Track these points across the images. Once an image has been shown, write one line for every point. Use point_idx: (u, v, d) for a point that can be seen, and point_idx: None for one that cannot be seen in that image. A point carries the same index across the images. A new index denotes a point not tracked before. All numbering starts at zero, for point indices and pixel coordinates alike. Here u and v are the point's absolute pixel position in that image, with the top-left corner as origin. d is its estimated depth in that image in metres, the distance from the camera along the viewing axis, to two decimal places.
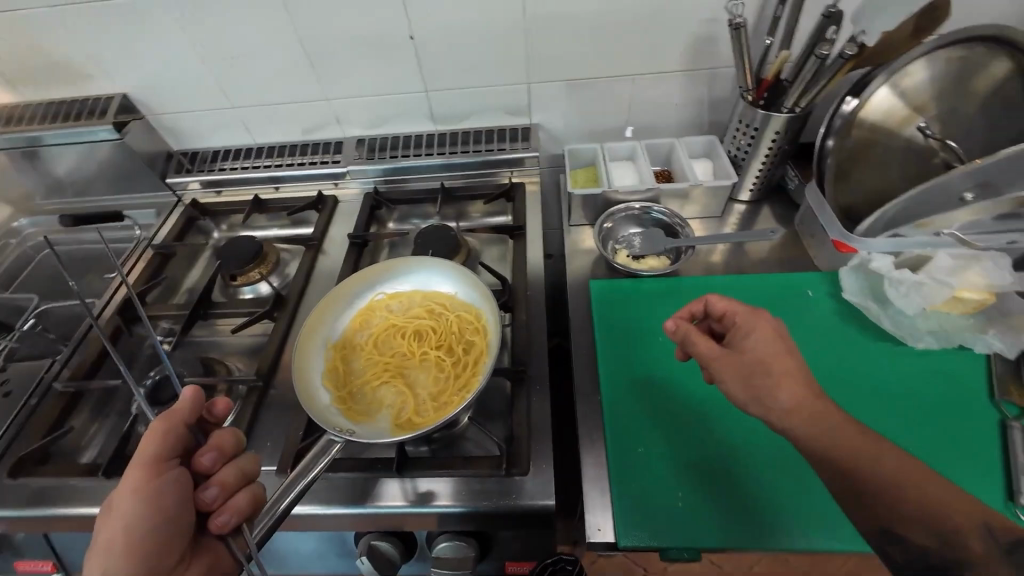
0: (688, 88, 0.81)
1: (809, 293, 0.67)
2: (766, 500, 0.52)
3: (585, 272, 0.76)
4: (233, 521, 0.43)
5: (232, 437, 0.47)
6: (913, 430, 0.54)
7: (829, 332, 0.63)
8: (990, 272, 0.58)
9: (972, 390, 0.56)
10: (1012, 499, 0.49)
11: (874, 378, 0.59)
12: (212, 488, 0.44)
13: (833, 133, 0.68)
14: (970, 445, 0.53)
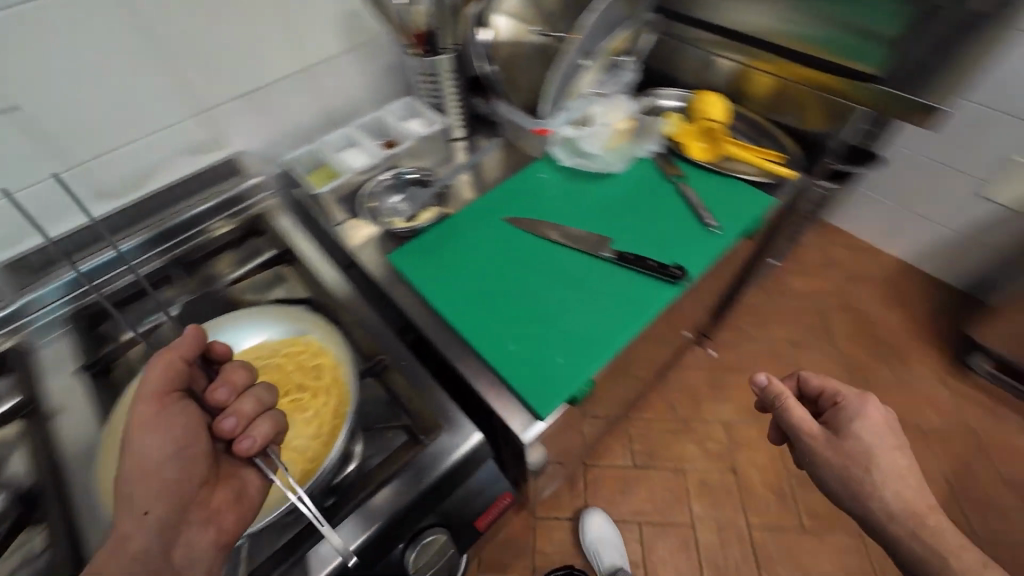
0: (363, 64, 0.87)
1: (543, 175, 0.84)
2: (606, 317, 0.66)
3: (376, 254, 0.76)
4: (258, 443, 0.50)
5: (243, 374, 0.54)
6: (646, 220, 0.76)
7: (569, 191, 0.81)
8: (622, 107, 0.85)
9: (656, 179, 0.82)
10: (706, 225, 0.75)
11: (609, 204, 0.79)
12: (230, 417, 0.50)
13: (487, 58, 0.82)
14: (673, 210, 0.77)
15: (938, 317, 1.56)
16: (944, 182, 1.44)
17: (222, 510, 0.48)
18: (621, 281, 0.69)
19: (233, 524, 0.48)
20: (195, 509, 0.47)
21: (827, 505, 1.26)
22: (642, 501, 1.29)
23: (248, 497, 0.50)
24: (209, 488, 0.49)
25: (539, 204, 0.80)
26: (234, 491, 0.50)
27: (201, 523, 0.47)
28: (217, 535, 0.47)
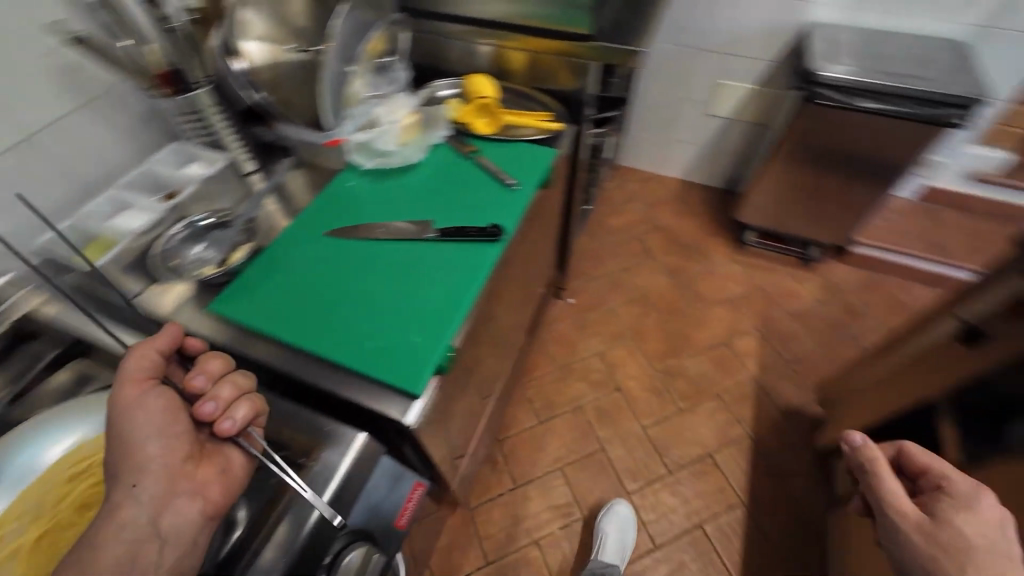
0: (106, 121, 0.79)
1: (350, 184, 0.86)
2: (446, 285, 0.71)
3: (193, 314, 0.69)
4: (239, 424, 0.55)
5: (220, 363, 0.57)
6: (456, 195, 0.83)
7: (380, 191, 0.84)
8: (404, 102, 0.90)
9: (455, 160, 0.90)
10: (506, 184, 0.85)
11: (420, 191, 0.84)
12: (211, 402, 0.54)
13: (250, 87, 0.80)
14: (477, 180, 0.86)
15: (715, 214, 1.99)
16: (685, 110, 1.88)
17: (208, 482, 0.53)
18: (450, 251, 0.75)
19: (219, 494, 0.53)
20: (183, 480, 0.51)
21: (690, 385, 1.54)
22: (556, 448, 1.41)
23: (232, 468, 0.55)
24: (194, 462, 0.53)
25: (355, 212, 0.81)
26: (221, 465, 0.55)
27: (188, 493, 0.51)
28: (203, 505, 0.52)
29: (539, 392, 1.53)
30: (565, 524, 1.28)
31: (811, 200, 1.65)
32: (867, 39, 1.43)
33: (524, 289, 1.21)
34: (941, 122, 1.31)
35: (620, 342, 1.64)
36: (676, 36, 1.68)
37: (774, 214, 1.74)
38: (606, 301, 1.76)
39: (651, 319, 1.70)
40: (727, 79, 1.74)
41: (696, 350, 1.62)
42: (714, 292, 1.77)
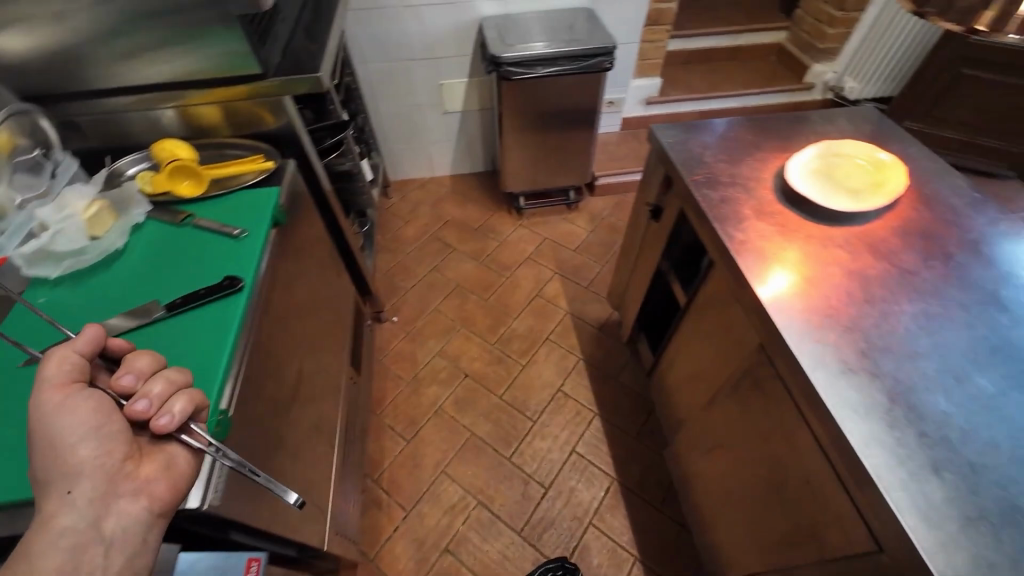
0: None
1: (41, 299, 0.74)
2: (191, 353, 0.67)
3: None
4: (177, 418, 0.52)
5: (147, 361, 0.55)
6: (180, 263, 0.79)
7: (86, 291, 0.75)
8: (78, 191, 0.80)
9: (169, 230, 0.85)
10: (234, 234, 0.83)
11: (135, 274, 0.77)
12: (142, 400, 0.51)
13: None
14: (200, 241, 0.83)
15: (490, 194, 2.21)
16: (424, 113, 2.04)
17: (152, 480, 0.50)
18: (188, 319, 0.71)
19: (165, 491, 0.51)
20: (121, 482, 0.49)
21: (523, 341, 1.71)
22: (432, 456, 1.44)
23: (177, 467, 0.52)
24: (135, 461, 0.50)
25: (57, 325, 0.71)
26: (165, 461, 0.52)
27: (130, 495, 0.48)
28: (150, 502, 0.49)
29: (397, 415, 1.53)
30: (466, 517, 1.32)
31: (548, 156, 1.96)
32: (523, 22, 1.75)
33: (328, 325, 1.20)
34: (599, 68, 1.66)
35: (453, 334, 1.74)
36: (383, 52, 1.81)
37: (529, 176, 2.02)
38: (427, 304, 1.83)
39: (472, 303, 1.83)
40: (445, 78, 1.93)
41: (517, 311, 1.80)
42: (513, 258, 1.98)
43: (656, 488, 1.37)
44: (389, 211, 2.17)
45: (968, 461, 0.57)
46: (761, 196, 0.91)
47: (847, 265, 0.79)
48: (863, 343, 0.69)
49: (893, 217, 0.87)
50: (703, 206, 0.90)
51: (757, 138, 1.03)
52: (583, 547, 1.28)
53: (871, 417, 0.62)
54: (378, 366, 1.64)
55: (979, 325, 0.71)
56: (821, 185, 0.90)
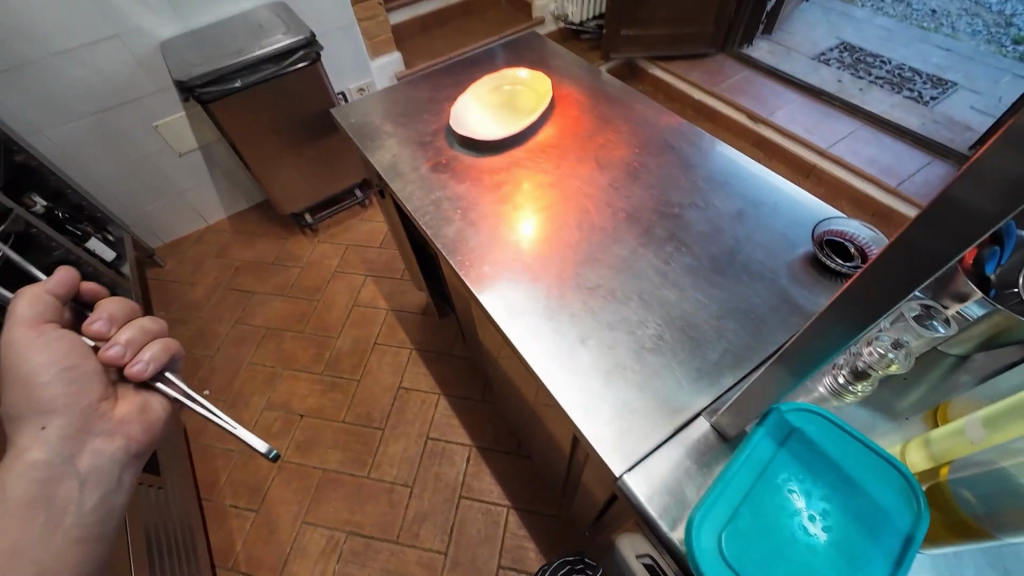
0: None
1: None
2: None
3: None
4: (148, 365, 0.64)
5: (120, 307, 0.66)
6: None
7: None
8: None
9: None
10: None
11: None
12: (117, 345, 0.62)
13: None
14: None
15: (276, 222, 2.05)
16: (153, 163, 1.79)
17: (127, 422, 0.64)
18: None
19: (137, 432, 0.64)
20: (98, 420, 0.62)
21: (352, 357, 1.64)
22: (287, 513, 1.34)
23: (149, 411, 0.66)
24: (110, 403, 0.63)
25: None
26: (139, 406, 0.66)
27: (107, 433, 0.62)
28: (123, 442, 0.63)
29: (237, 490, 1.39)
30: (340, 554, 1.27)
31: (310, 166, 1.84)
32: (200, 41, 1.57)
33: None
34: (309, 59, 1.57)
35: (277, 379, 1.61)
36: (57, 111, 1.54)
37: (302, 194, 1.90)
38: (240, 361, 1.66)
39: (289, 339, 1.70)
40: (156, 119, 1.70)
41: (338, 329, 1.71)
42: (320, 277, 1.87)
43: (509, 437, 1.43)
44: (165, 280, 1.90)
45: (608, 322, 0.66)
46: (437, 147, 0.94)
47: (515, 185, 0.86)
48: (530, 253, 0.76)
49: (553, 126, 0.96)
50: (387, 175, 0.91)
51: (433, 92, 1.06)
52: (460, 522, 1.29)
53: (535, 318, 0.68)
54: (200, 450, 1.47)
55: (616, 200, 0.82)
56: (491, 115, 0.98)
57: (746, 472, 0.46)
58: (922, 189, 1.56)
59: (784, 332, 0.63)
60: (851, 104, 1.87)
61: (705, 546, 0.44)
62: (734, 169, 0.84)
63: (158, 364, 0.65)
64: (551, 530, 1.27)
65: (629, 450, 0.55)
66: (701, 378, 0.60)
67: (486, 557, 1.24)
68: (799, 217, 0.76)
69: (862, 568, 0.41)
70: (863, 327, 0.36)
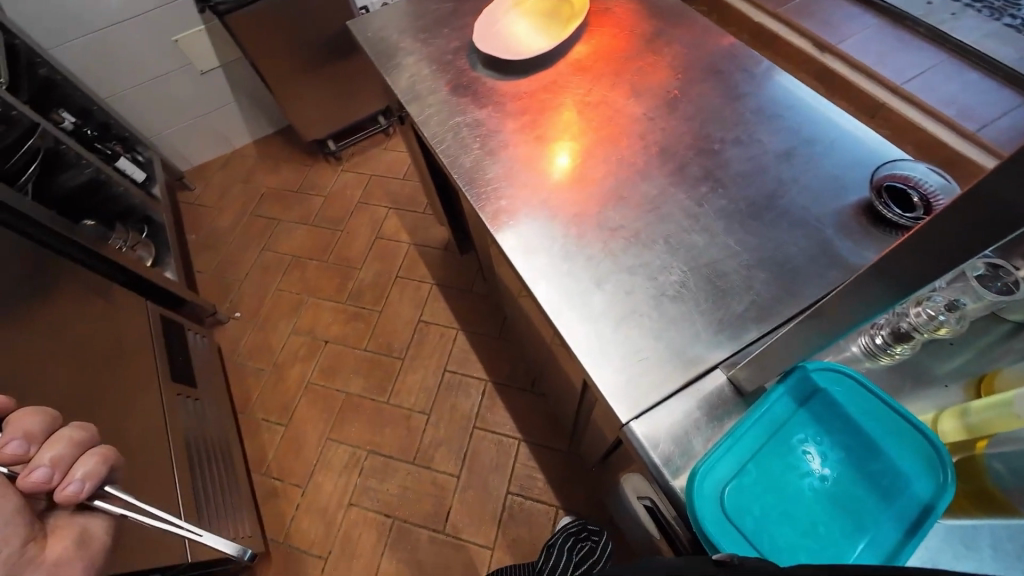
0: None
1: None
2: None
3: None
4: (88, 484, 0.49)
5: (37, 420, 0.50)
6: None
7: None
8: None
9: None
10: None
11: None
12: (40, 468, 0.47)
13: None
14: None
15: (300, 148, 2.02)
16: (177, 83, 1.76)
17: (64, 562, 0.45)
18: None
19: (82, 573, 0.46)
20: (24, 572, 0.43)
21: (373, 289, 1.66)
22: (313, 429, 1.44)
23: (92, 540, 0.49)
24: (39, 543, 0.45)
25: None
26: (76, 535, 0.48)
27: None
28: None
29: (267, 406, 1.49)
30: (361, 469, 1.37)
31: (333, 89, 1.77)
32: None
33: (123, 352, 1.10)
34: None
35: (302, 307, 1.66)
36: (77, 23, 1.49)
37: (325, 120, 1.84)
38: (267, 288, 1.71)
39: (313, 269, 1.73)
40: (176, 33, 1.65)
41: (361, 261, 1.73)
42: (343, 207, 1.86)
43: (525, 375, 1.45)
44: (194, 205, 1.93)
45: (628, 267, 0.62)
46: (459, 68, 0.86)
47: (539, 111, 0.79)
48: (551, 187, 0.71)
49: (588, 44, 0.86)
50: (404, 98, 0.85)
51: (457, 3, 0.96)
52: (473, 451, 1.36)
53: (551, 258, 0.65)
54: (234, 367, 1.56)
55: (648, 131, 0.75)
56: (525, 21, 0.89)
57: (759, 430, 0.43)
58: (1004, 135, 1.27)
59: (821, 287, 0.58)
60: (939, 32, 1.53)
61: (707, 499, 0.42)
62: (789, 100, 0.75)
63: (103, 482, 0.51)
64: (559, 464, 1.32)
65: (637, 398, 0.53)
66: (722, 330, 0.56)
67: (496, 483, 1.31)
68: (858, 156, 0.68)
69: (868, 532, 0.40)
70: (917, 283, 0.31)
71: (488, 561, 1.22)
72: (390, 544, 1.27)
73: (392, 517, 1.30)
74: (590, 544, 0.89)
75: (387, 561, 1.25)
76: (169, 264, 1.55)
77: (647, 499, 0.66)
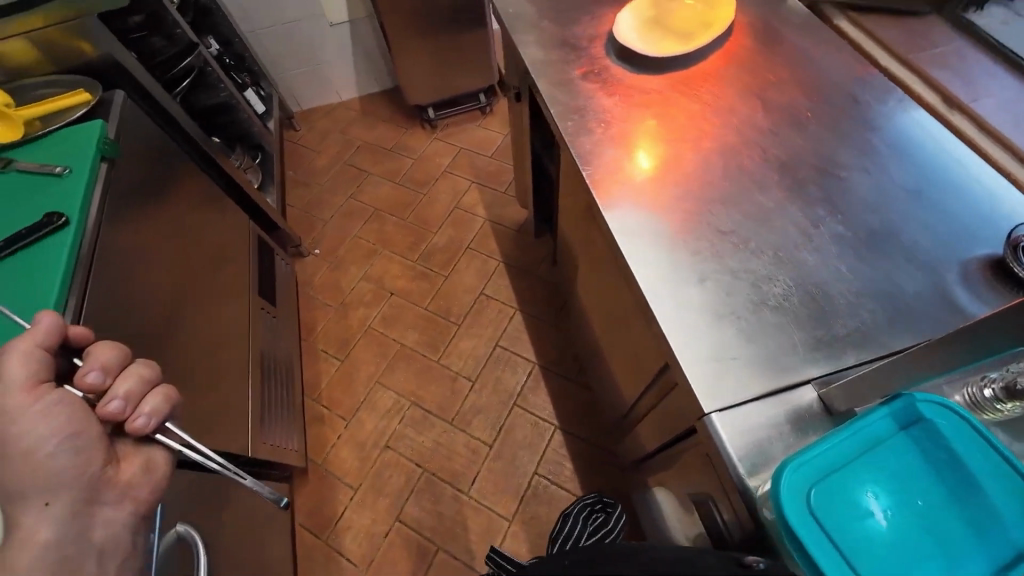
0: None
1: None
2: (11, 297, 0.71)
3: None
4: (154, 419, 0.53)
5: (115, 354, 0.52)
6: (22, 210, 0.80)
7: None
8: None
9: (64, 151, 0.87)
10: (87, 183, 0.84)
11: None
12: (115, 400, 0.51)
13: None
14: (43, 190, 0.82)
15: (400, 110, 2.12)
16: (308, 29, 1.89)
17: (135, 485, 0.52)
18: (45, 274, 0.73)
19: (148, 493, 0.53)
20: (105, 489, 0.50)
21: (444, 254, 1.73)
22: (366, 370, 1.53)
23: (156, 468, 0.54)
24: (115, 466, 0.52)
25: None
26: (143, 464, 0.53)
27: (114, 502, 0.51)
28: (135, 506, 0.52)
29: (329, 339, 1.59)
30: (401, 418, 1.44)
31: (446, 59, 1.85)
32: None
33: (226, 258, 1.22)
34: None
35: (375, 257, 1.75)
36: None
37: (431, 86, 1.93)
38: (348, 232, 1.82)
39: (391, 225, 1.82)
40: None
41: (437, 226, 1.80)
42: (429, 172, 1.94)
43: (572, 366, 1.48)
44: (298, 144, 2.08)
45: (732, 270, 0.63)
46: (592, 54, 0.89)
47: (664, 109, 0.81)
48: (664, 181, 0.73)
49: (724, 52, 0.87)
50: (535, 74, 0.88)
51: None
52: (509, 425, 1.40)
53: (656, 247, 0.67)
54: (305, 298, 1.68)
55: (774, 145, 0.75)
56: (635, 13, 0.90)
57: (858, 441, 0.44)
58: None
59: (931, 329, 0.57)
60: None
61: (792, 491, 0.42)
62: (927, 142, 0.73)
63: (167, 417, 0.55)
64: (590, 457, 1.34)
65: (723, 392, 0.55)
66: (820, 349, 0.57)
67: (525, 460, 1.35)
68: (994, 211, 0.65)
69: (952, 565, 0.40)
70: None
71: (504, 532, 1.26)
72: (415, 491, 1.33)
73: (422, 468, 1.36)
74: (603, 515, 0.84)
75: (410, 507, 1.31)
76: (269, 192, 1.68)
77: (692, 494, 0.68)
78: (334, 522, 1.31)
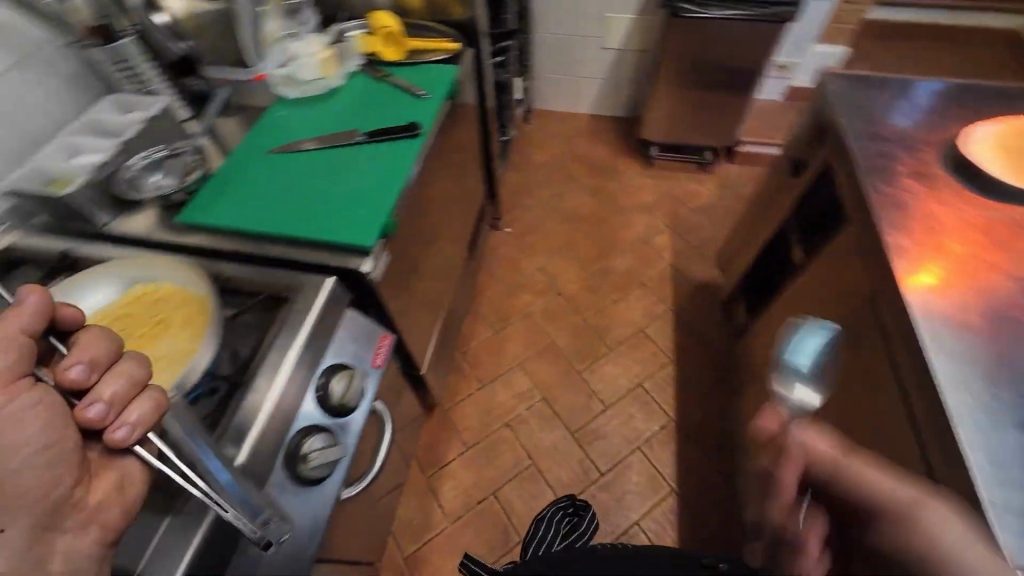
0: (38, 78, 0.87)
1: (323, 103, 1.02)
2: (367, 173, 0.88)
3: (171, 236, 0.82)
4: (139, 430, 0.44)
5: (106, 347, 0.45)
6: (390, 111, 0.99)
7: (338, 104, 1.01)
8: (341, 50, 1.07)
9: (427, 79, 1.06)
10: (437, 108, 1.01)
11: (361, 105, 1.00)
12: (98, 404, 0.42)
13: (182, 40, 0.95)
14: (406, 101, 1.01)
15: (624, 138, 2.23)
16: (583, 45, 2.08)
17: (108, 509, 0.42)
18: (394, 164, 0.89)
19: (120, 517, 0.43)
20: (69, 512, 0.40)
21: (618, 279, 1.77)
22: (513, 349, 1.62)
23: (133, 487, 0.45)
24: (85, 485, 0.42)
25: (315, 123, 0.97)
26: (120, 485, 0.44)
27: (77, 528, 0.40)
28: (101, 533, 0.42)
29: (492, 308, 1.72)
30: (529, 406, 1.49)
31: (696, 110, 1.91)
32: None
33: (465, 206, 1.39)
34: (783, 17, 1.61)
35: (556, 255, 1.85)
36: None
37: (668, 128, 1.99)
38: (541, 224, 1.95)
39: (580, 233, 1.91)
40: (611, 11, 1.96)
41: (621, 252, 1.85)
42: (631, 202, 2.00)
43: (709, 440, 1.42)
44: (525, 134, 2.28)
45: None
46: (925, 158, 0.87)
47: (997, 237, 0.76)
48: (985, 310, 0.69)
49: None
50: (856, 156, 0.88)
51: (946, 103, 0.95)
52: (625, 464, 1.38)
53: (966, 369, 0.64)
54: (486, 264, 1.83)
55: None
56: (998, 127, 0.86)
57: None
58: None
59: None
60: None
61: None
62: None
63: (152, 426, 0.46)
64: (697, 537, 1.27)
65: None
66: None
67: (630, 505, 1.32)
68: None
69: None
70: None
71: None
72: (518, 477, 1.37)
73: (531, 461, 1.40)
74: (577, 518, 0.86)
75: (508, 488, 1.35)
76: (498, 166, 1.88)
77: None
78: (440, 464, 1.40)
